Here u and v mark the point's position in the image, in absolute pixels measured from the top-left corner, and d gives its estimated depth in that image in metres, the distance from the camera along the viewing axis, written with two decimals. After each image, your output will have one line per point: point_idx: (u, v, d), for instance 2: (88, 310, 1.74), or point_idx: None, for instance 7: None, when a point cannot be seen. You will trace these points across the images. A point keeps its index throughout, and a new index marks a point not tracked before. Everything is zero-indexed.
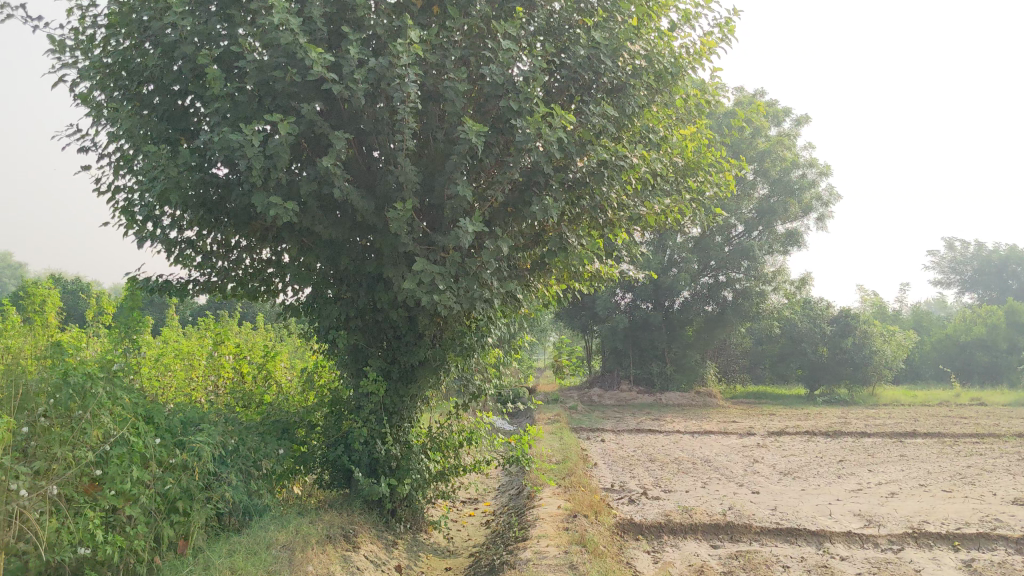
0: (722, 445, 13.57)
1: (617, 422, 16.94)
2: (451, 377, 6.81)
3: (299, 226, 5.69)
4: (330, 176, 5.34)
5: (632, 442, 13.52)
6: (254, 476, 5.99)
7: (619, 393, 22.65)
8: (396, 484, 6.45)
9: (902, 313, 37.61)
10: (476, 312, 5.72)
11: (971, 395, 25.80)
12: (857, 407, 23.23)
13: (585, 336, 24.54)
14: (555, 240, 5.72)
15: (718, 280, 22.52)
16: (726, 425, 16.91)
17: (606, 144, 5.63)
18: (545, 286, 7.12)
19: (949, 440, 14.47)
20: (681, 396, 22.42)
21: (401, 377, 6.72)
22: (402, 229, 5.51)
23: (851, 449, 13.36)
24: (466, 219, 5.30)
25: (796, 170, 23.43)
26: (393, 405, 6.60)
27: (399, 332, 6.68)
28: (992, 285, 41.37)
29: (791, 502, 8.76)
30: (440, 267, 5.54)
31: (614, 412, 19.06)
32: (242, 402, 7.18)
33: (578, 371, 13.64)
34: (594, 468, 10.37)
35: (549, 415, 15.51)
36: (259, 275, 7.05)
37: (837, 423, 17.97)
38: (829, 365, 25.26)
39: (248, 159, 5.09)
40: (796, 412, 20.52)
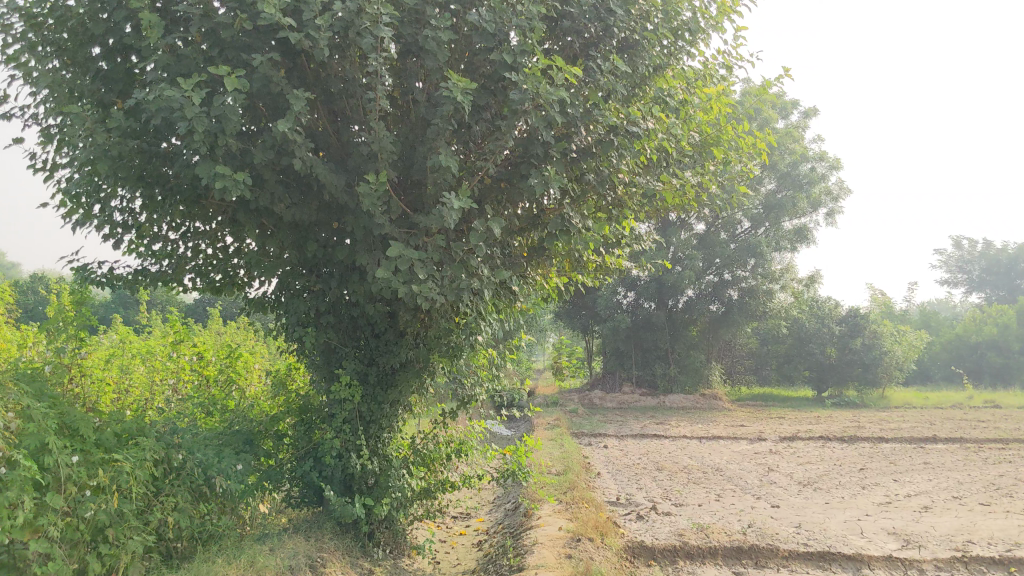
0: (733, 451, 12.77)
1: (620, 426, 16.11)
2: (438, 380, 5.99)
3: (255, 203, 4.88)
4: (290, 144, 4.53)
5: (636, 448, 12.72)
6: (205, 496, 5.17)
7: (620, 395, 21.81)
8: (374, 504, 5.62)
9: (909, 314, 36.81)
10: (465, 305, 4.91)
11: (985, 397, 24.96)
12: (868, 409, 22.38)
13: (585, 336, 23.73)
14: (556, 219, 4.91)
15: (723, 278, 21.70)
16: (734, 430, 16.09)
17: (616, 106, 4.84)
18: (545, 278, 6.32)
19: (973, 445, 13.67)
20: (685, 398, 21.56)
21: (380, 381, 5.90)
22: (376, 207, 4.71)
23: (870, 456, 12.56)
24: (452, 194, 4.49)
25: (804, 164, 22.69)
26: (371, 413, 5.79)
27: (378, 330, 5.88)
28: (999, 285, 40.63)
29: (817, 518, 7.93)
30: (421, 252, 4.72)
31: (615, 416, 18.24)
32: (203, 409, 6.35)
33: (578, 373, 12.84)
34: (596, 478, 9.55)
35: (548, 420, 14.70)
36: (222, 266, 6.26)
37: (851, 426, 17.13)
38: (838, 367, 24.43)
39: (190, 121, 4.29)
40: (806, 416, 19.69)
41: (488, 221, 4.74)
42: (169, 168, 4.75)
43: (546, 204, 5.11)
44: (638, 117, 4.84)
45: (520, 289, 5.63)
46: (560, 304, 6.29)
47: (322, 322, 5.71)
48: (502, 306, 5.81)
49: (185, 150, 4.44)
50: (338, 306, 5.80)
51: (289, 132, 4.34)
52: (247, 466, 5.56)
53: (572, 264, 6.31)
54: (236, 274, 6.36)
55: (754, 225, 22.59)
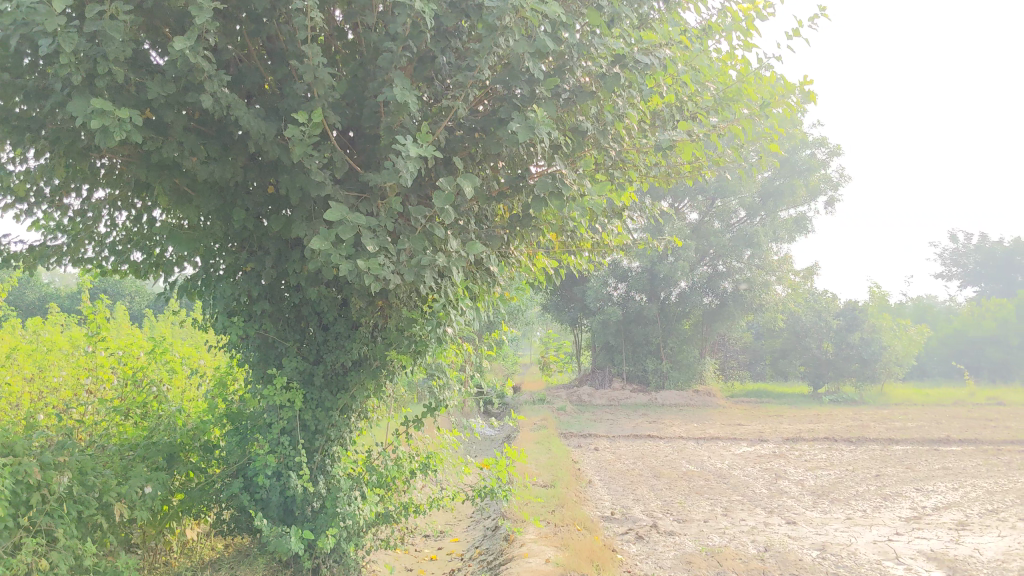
0: (734, 455, 11.73)
1: (610, 425, 15.05)
2: (398, 381, 4.92)
3: (159, 155, 3.81)
4: (196, 75, 3.46)
5: (630, 450, 11.70)
6: (98, 526, 4.09)
7: (611, 391, 20.80)
8: (316, 535, 4.54)
9: (904, 308, 35.90)
10: (426, 286, 3.84)
11: (988, 393, 24.01)
12: (868, 406, 21.42)
13: (574, 330, 22.73)
14: (543, 178, 3.81)
15: (718, 269, 20.71)
16: (732, 429, 15.11)
17: (623, 33, 3.76)
18: (529, 255, 5.26)
19: (992, 448, 12.68)
20: (678, 394, 20.46)
21: (328, 384, 4.84)
22: (311, 159, 3.64)
23: (883, 459, 11.55)
24: (409, 140, 3.34)
25: (806, 148, 21.57)
26: (317, 422, 4.73)
27: (326, 321, 4.83)
28: (996, 279, 39.76)
29: (842, 538, 6.91)
30: (369, 219, 3.65)
31: (605, 413, 17.24)
32: (118, 415, 5.28)
33: (567, 370, 11.79)
34: (588, 487, 8.56)
35: (534, 419, 13.69)
36: (142, 242, 5.16)
37: (855, 425, 16.14)
38: (835, 363, 23.46)
39: (56, 40, 3.21)
40: (805, 413, 18.69)
41: (458, 176, 3.65)
42: (44, 106, 3.68)
43: (532, 159, 4.03)
44: (650, 44, 3.72)
45: (500, 271, 4.56)
46: (551, 288, 5.24)
47: (257, 312, 4.64)
48: (479, 291, 4.74)
49: (55, 81, 3.36)
50: (277, 293, 4.74)
51: (191, 56, 3.26)
52: (159, 486, 4.49)
53: (562, 239, 5.27)
54: (161, 255, 5.26)
55: (750, 215, 21.54)
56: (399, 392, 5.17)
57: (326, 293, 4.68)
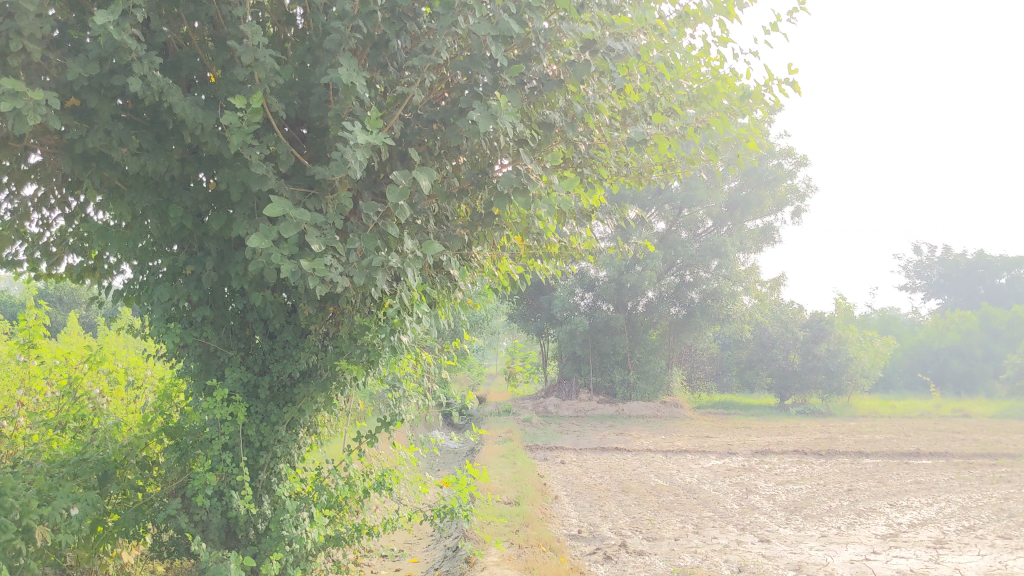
0: (702, 468, 11.47)
1: (576, 438, 14.74)
2: (350, 393, 4.58)
3: (85, 145, 3.45)
4: (123, 55, 3.11)
5: (597, 464, 11.41)
6: (15, 553, 3.70)
7: (577, 402, 20.51)
8: (260, 560, 4.18)
9: (869, 320, 35.96)
10: (379, 290, 3.51)
11: (953, 405, 23.99)
12: (835, 417, 21.29)
13: (540, 340, 22.43)
14: (507, 173, 3.50)
15: (685, 279, 20.54)
16: (700, 441, 14.87)
17: (595, 17, 3.46)
18: (491, 259, 4.96)
19: (962, 462, 12.52)
20: (644, 405, 20.20)
21: (274, 396, 4.49)
22: (253, 150, 3.31)
23: (854, 473, 11.34)
24: (358, 126, 3.01)
25: (774, 158, 21.45)
26: (261, 438, 4.40)
27: (273, 328, 4.49)
28: (959, 292, 39.98)
29: (817, 557, 6.65)
30: (315, 216, 3.32)
31: (571, 425, 16.94)
32: (48, 429, 4.89)
33: (532, 381, 11.48)
34: (554, 504, 8.25)
35: (499, 431, 13.35)
36: (81, 245, 4.77)
37: (823, 438, 15.96)
38: (802, 374, 23.34)
39: None
40: (772, 425, 18.51)
41: (414, 170, 3.33)
42: None
43: (495, 153, 3.71)
44: (624, 27, 3.41)
45: (461, 276, 4.25)
46: (515, 293, 4.94)
47: (198, 320, 4.29)
48: (438, 297, 4.41)
49: None
50: (222, 301, 4.39)
51: (115, 33, 2.91)
52: (88, 507, 4.11)
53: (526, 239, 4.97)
54: (103, 262, 4.86)
55: (717, 225, 21.38)
56: (352, 404, 4.84)
57: (273, 300, 4.34)
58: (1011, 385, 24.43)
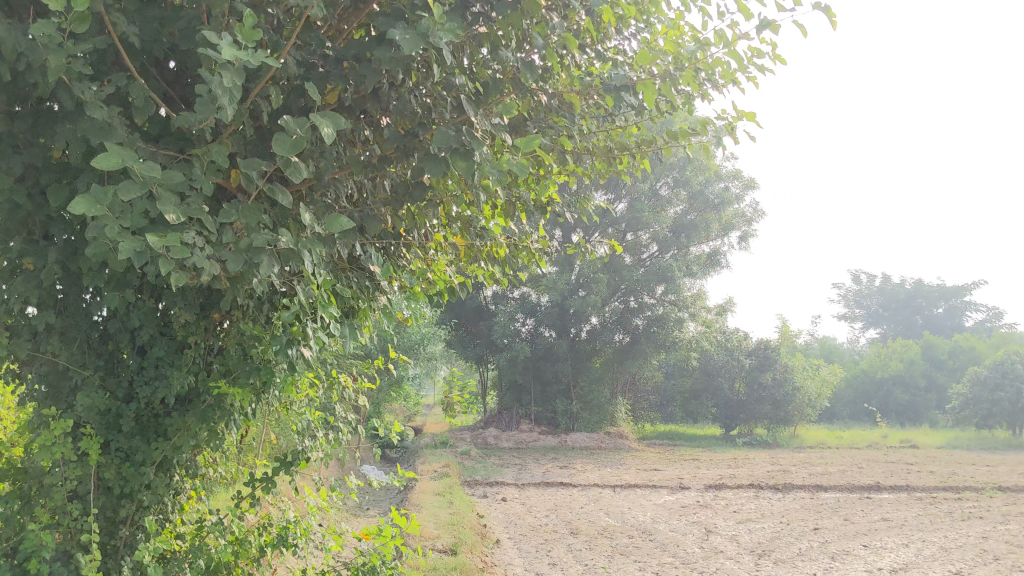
0: (655, 505, 10.60)
1: (518, 472, 13.79)
2: (241, 426, 3.58)
3: None
4: None
5: (541, 502, 10.47)
6: None
7: (518, 434, 19.50)
8: None
9: (811, 349, 35.64)
10: (266, 283, 2.58)
11: (900, 435, 23.49)
12: (782, 449, 20.60)
13: (479, 368, 21.42)
14: (443, 130, 2.59)
15: (628, 305, 19.96)
16: (650, 475, 13.99)
17: None
18: (417, 260, 4.11)
19: (927, 497, 11.84)
20: (588, 437, 19.28)
21: (142, 428, 3.47)
22: (90, 91, 2.38)
23: (817, 510, 10.58)
24: (227, 41, 2.09)
25: (720, 181, 20.78)
26: (122, 484, 3.37)
27: (142, 342, 3.48)
28: (900, 322, 39.91)
29: None
30: (173, 181, 2.38)
31: (512, 459, 15.95)
32: None
33: (472, 411, 10.53)
34: (496, 552, 7.28)
35: (435, 465, 12.34)
36: None
37: (777, 471, 15.21)
38: (748, 404, 22.68)
39: None
40: (721, 457, 17.71)
41: (313, 115, 2.42)
42: None
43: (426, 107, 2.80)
44: None
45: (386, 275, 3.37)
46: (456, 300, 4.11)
47: (40, 330, 3.25)
48: (355, 304, 3.48)
49: None
50: (77, 306, 3.36)
51: None
52: None
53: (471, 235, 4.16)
54: None
55: (661, 251, 20.58)
56: (246, 435, 3.88)
57: (144, 306, 3.36)
58: (957, 415, 24.08)
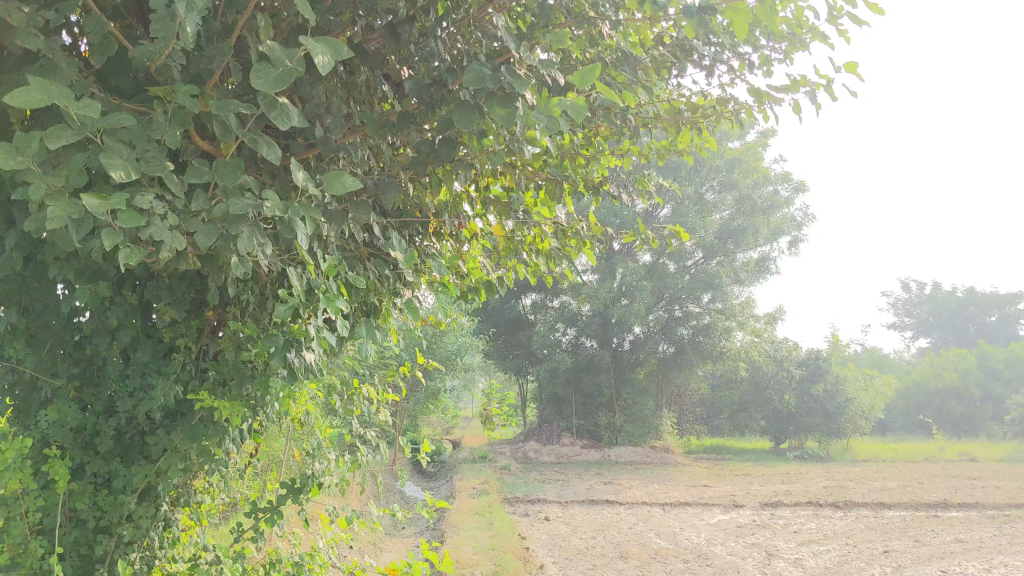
0: (709, 526, 9.91)
1: (561, 489, 13.13)
2: (242, 445, 3.01)
3: None
4: None
5: (587, 521, 9.84)
6: None
7: (559, 448, 18.84)
8: None
9: (860, 358, 34.60)
10: (254, 264, 1.99)
11: (959, 448, 22.53)
12: (834, 462, 19.76)
13: (519, 379, 20.80)
14: (476, 67, 1.97)
15: (673, 314, 19.22)
16: (699, 491, 13.29)
17: None
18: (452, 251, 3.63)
19: (1000, 515, 11.05)
20: (632, 451, 18.58)
21: (123, 446, 2.91)
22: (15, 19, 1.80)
23: (884, 530, 9.84)
24: None
25: (768, 184, 20.09)
26: (99, 516, 2.82)
27: (128, 347, 2.91)
28: (951, 330, 38.73)
29: None
30: (123, 131, 1.80)
31: (555, 474, 15.31)
32: None
33: (513, 424, 9.93)
34: None
35: (474, 481, 11.74)
36: None
37: (833, 486, 14.43)
38: (798, 417, 21.85)
39: None
40: (773, 471, 16.94)
41: (304, 41, 1.82)
42: None
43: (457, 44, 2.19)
44: None
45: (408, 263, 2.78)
46: (497, 296, 3.65)
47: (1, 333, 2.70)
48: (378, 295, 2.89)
49: None
50: (47, 301, 2.74)
51: None
52: None
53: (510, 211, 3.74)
54: None
55: (706, 257, 19.88)
56: (252, 453, 3.32)
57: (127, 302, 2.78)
58: (1018, 427, 23.05)
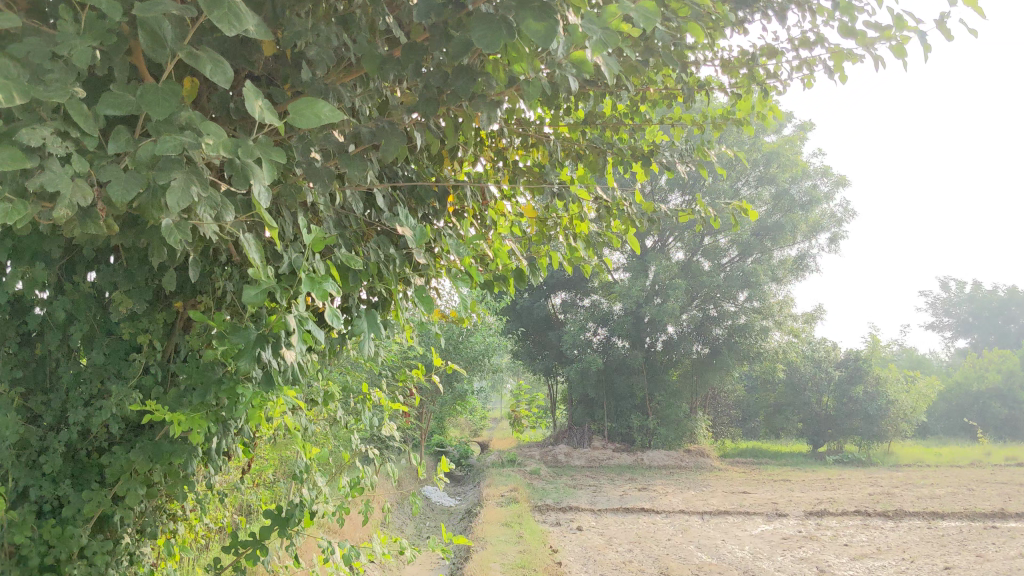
0: (753, 537, 9.30)
1: (593, 495, 12.54)
2: (217, 466, 2.48)
3: None
4: None
5: (622, 532, 9.28)
6: None
7: (590, 451, 18.24)
8: None
9: (899, 360, 33.65)
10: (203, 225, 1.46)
11: (1005, 452, 21.66)
12: (876, 467, 19.00)
13: (549, 380, 20.23)
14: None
15: (708, 313, 18.58)
16: (739, 498, 12.66)
17: None
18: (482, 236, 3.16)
19: None
20: (666, 455, 17.95)
21: (76, 465, 2.38)
22: None
23: (942, 544, 9.19)
24: None
25: (808, 179, 19.43)
26: (46, 551, 2.27)
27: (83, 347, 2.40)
28: (992, 330, 37.65)
29: None
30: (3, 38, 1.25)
31: (585, 479, 14.73)
32: None
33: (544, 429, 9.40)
34: None
35: (503, 488, 11.20)
36: None
37: (880, 493, 13.74)
38: (837, 419, 21.10)
39: None
40: (813, 477, 16.24)
41: None
42: None
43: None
44: None
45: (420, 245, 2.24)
46: (529, 283, 3.05)
47: None
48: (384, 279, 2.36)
49: None
50: None
51: None
52: None
53: (542, 178, 3.28)
54: None
55: (742, 255, 19.24)
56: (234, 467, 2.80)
57: (77, 293, 2.28)
58: None
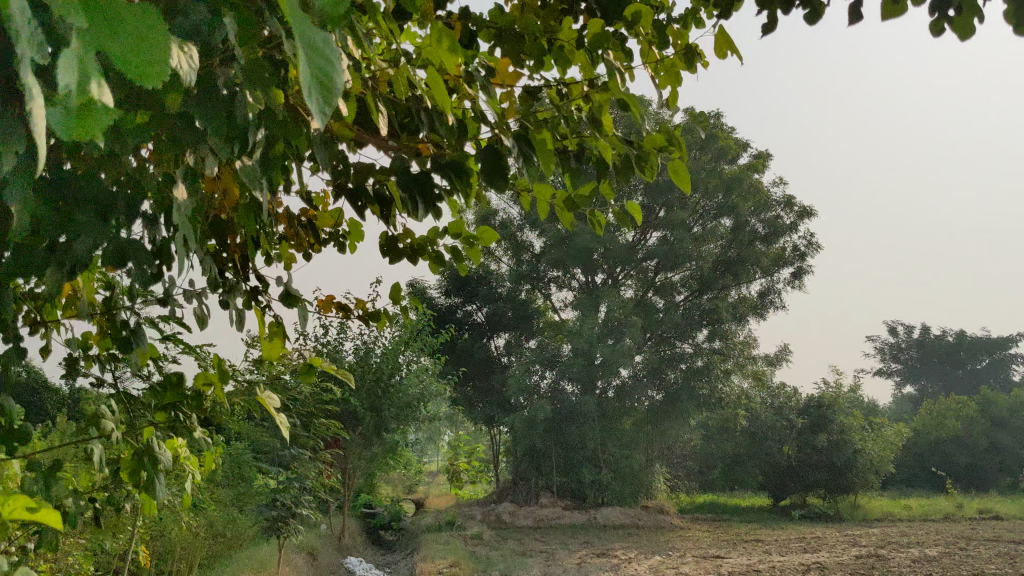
0: None
1: (547, 565, 10.68)
2: None
3: None
4: None
5: None
6: None
7: (537, 509, 16.31)
8: None
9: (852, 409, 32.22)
10: None
11: (976, 504, 20.19)
12: (846, 524, 17.35)
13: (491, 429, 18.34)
14: None
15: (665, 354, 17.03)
16: (713, 566, 10.93)
17: None
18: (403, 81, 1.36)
19: None
20: (621, 513, 16.16)
21: None
22: None
23: None
24: None
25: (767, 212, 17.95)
26: None
27: None
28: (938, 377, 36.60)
29: None
30: None
31: (535, 543, 12.86)
32: None
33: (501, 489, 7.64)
34: None
35: (442, 561, 9.31)
36: None
37: (870, 556, 12.10)
38: (799, 471, 19.47)
39: None
40: (787, 537, 14.56)
41: None
42: None
43: None
44: None
45: None
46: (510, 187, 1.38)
47: None
48: None
49: None
50: None
51: None
52: None
53: None
54: None
55: (698, 293, 17.73)
56: None
57: None
58: None
